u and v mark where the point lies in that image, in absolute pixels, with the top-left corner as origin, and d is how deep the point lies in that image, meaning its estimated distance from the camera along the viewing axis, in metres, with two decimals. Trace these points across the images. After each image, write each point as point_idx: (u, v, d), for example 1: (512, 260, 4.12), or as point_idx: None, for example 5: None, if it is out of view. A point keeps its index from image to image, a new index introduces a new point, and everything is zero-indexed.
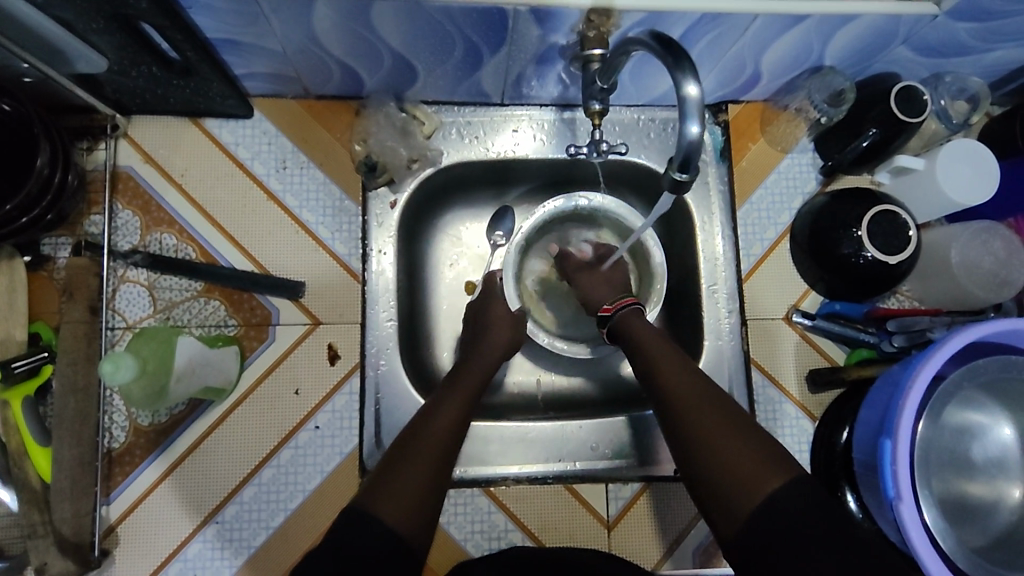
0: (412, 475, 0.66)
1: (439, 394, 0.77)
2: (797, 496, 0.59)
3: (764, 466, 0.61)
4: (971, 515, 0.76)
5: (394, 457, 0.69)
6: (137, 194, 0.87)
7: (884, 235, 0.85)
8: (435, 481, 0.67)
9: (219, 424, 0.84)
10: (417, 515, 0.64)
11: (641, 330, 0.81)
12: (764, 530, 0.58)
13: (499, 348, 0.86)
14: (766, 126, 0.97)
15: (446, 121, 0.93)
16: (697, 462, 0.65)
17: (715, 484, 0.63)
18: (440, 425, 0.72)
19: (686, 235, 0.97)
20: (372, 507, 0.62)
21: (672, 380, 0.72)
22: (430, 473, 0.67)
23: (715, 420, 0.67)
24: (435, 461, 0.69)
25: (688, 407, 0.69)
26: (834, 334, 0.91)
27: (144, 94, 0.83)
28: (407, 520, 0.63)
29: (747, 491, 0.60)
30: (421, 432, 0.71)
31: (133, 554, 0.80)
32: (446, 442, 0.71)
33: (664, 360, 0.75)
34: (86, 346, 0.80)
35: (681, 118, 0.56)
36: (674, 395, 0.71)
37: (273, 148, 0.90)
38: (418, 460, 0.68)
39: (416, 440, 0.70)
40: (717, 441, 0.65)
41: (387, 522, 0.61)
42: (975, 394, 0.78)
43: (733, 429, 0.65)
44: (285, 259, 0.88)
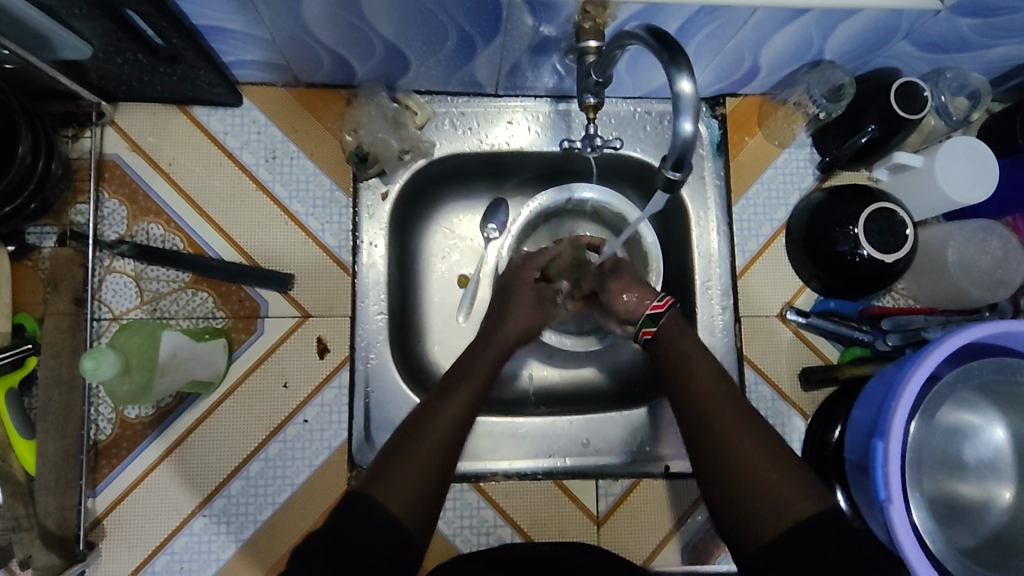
0: (418, 465, 0.63)
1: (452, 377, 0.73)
2: (826, 520, 0.57)
3: (787, 482, 0.60)
4: (960, 515, 0.76)
5: (400, 443, 0.65)
6: (123, 182, 0.86)
7: (881, 233, 0.84)
8: (443, 470, 0.64)
9: (207, 417, 0.83)
10: (420, 507, 0.61)
11: (675, 333, 0.77)
12: (795, 546, 0.56)
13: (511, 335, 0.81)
14: (763, 120, 0.95)
15: (439, 111, 0.91)
16: (723, 472, 0.63)
17: (740, 497, 0.61)
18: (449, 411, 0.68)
19: (681, 230, 0.96)
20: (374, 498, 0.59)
21: (703, 388, 0.69)
22: (438, 462, 0.64)
23: (744, 431, 0.64)
24: (444, 451, 0.65)
25: (717, 415, 0.66)
26: (829, 332, 0.90)
27: (130, 81, 0.81)
28: (410, 513, 0.60)
29: (779, 508, 0.58)
30: (430, 417, 0.67)
31: (119, 547, 0.80)
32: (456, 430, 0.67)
33: (692, 363, 0.72)
34: (71, 338, 0.79)
35: (674, 115, 0.55)
36: (702, 401, 0.68)
37: (262, 138, 0.88)
38: (426, 447, 0.64)
39: (423, 424, 0.66)
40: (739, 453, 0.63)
41: (392, 515, 0.58)
42: (968, 394, 0.77)
43: (763, 441, 0.63)
44: (274, 250, 0.87)
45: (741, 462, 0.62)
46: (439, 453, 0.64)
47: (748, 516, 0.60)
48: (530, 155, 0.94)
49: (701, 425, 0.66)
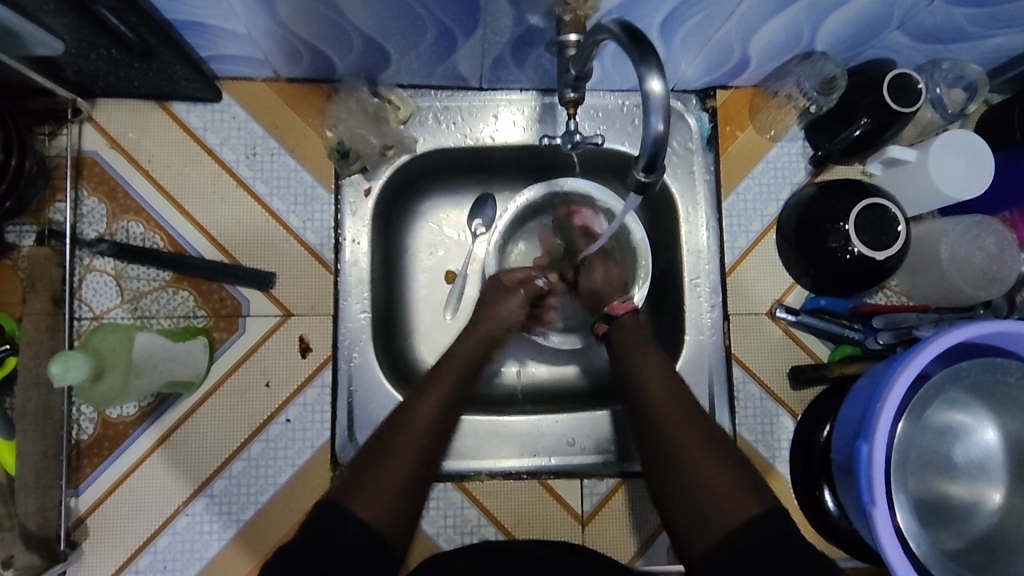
0: (392, 470, 0.66)
1: (427, 380, 0.76)
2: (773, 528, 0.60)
3: (733, 487, 0.63)
4: (948, 516, 0.75)
5: (378, 447, 0.68)
6: (102, 180, 0.85)
7: (871, 229, 0.82)
8: (418, 472, 0.68)
9: (189, 417, 0.82)
10: (394, 509, 0.64)
11: (632, 341, 0.80)
12: (739, 553, 0.59)
13: (484, 339, 0.84)
14: (755, 113, 0.93)
15: (422, 106, 0.90)
16: (673, 481, 0.66)
17: (689, 506, 0.64)
18: (423, 415, 0.71)
19: (669, 226, 0.94)
20: (348, 503, 0.63)
21: (659, 397, 0.72)
22: (413, 467, 0.67)
23: (694, 440, 0.67)
24: (417, 454, 0.69)
25: (671, 425, 0.69)
26: (818, 329, 0.89)
27: (106, 77, 0.80)
28: (384, 516, 0.63)
29: (721, 514, 0.61)
30: (405, 422, 0.71)
31: (102, 546, 0.80)
32: (430, 435, 0.70)
33: (651, 367, 0.75)
34: (49, 338, 0.78)
35: (645, 115, 0.54)
36: (658, 414, 0.70)
37: (243, 134, 0.87)
38: (401, 452, 0.68)
39: (398, 429, 0.70)
40: (689, 459, 0.66)
41: (365, 519, 0.62)
42: (960, 394, 0.75)
43: (710, 448, 0.66)
44: (255, 248, 0.86)
45: (689, 470, 0.65)
46: (414, 457, 0.68)
47: (697, 523, 0.63)
48: (516, 149, 0.93)
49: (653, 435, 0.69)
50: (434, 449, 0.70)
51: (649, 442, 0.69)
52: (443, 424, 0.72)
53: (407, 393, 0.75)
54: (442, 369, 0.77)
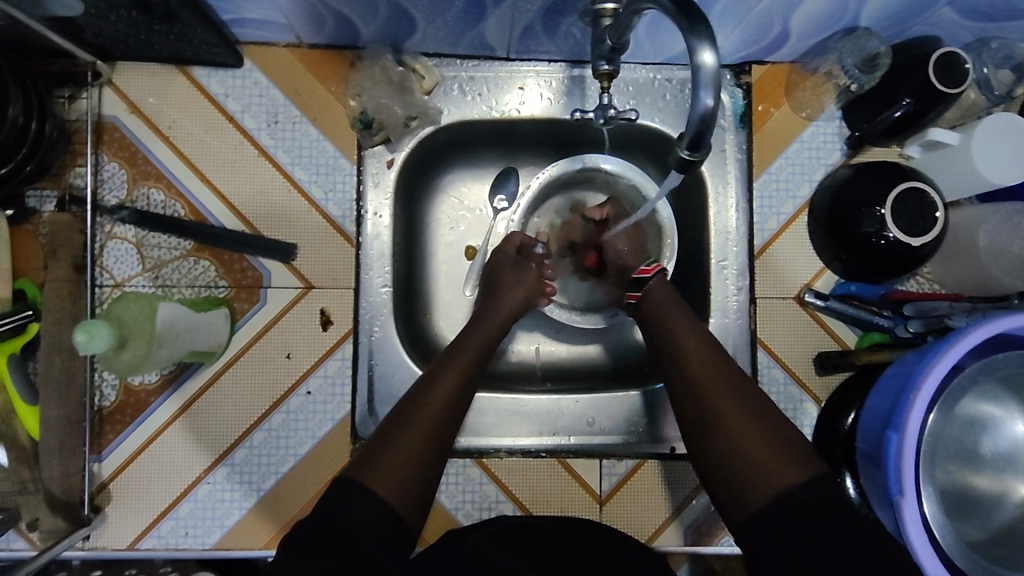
0: (409, 448, 0.67)
1: (443, 359, 0.76)
2: (819, 489, 0.59)
3: (774, 455, 0.62)
4: (973, 508, 0.74)
5: (393, 426, 0.69)
6: (123, 145, 0.84)
7: (908, 215, 0.80)
8: (436, 449, 0.69)
9: (209, 387, 0.82)
10: (411, 489, 0.65)
11: (661, 306, 0.78)
12: (780, 516, 0.58)
13: (501, 319, 0.83)
14: (790, 91, 0.90)
15: (447, 76, 0.88)
16: (711, 442, 0.66)
17: (728, 465, 0.64)
18: (440, 395, 0.71)
19: (698, 206, 0.92)
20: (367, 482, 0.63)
21: (697, 368, 0.70)
22: (430, 445, 0.68)
23: (728, 400, 0.67)
24: (433, 432, 0.69)
25: (707, 394, 0.68)
26: (848, 315, 0.87)
27: (127, 39, 0.78)
28: (401, 496, 0.64)
29: (762, 484, 0.61)
30: (422, 401, 0.71)
31: (124, 511, 0.80)
32: (446, 415, 0.71)
33: (682, 335, 0.74)
34: (71, 305, 0.78)
35: (694, 89, 0.52)
36: (695, 381, 0.69)
37: (264, 101, 0.85)
38: (418, 431, 0.68)
39: (415, 408, 0.70)
40: (731, 429, 0.65)
41: (383, 498, 0.62)
42: (991, 386, 0.74)
43: (749, 417, 0.65)
44: (276, 219, 0.85)
45: (728, 429, 0.65)
46: (429, 435, 0.69)
47: (739, 483, 0.62)
48: (541, 123, 0.90)
49: (691, 405, 0.69)
50: (449, 427, 0.71)
51: (686, 410, 0.69)
52: (460, 403, 0.73)
53: (424, 372, 0.75)
54: (461, 347, 0.78)
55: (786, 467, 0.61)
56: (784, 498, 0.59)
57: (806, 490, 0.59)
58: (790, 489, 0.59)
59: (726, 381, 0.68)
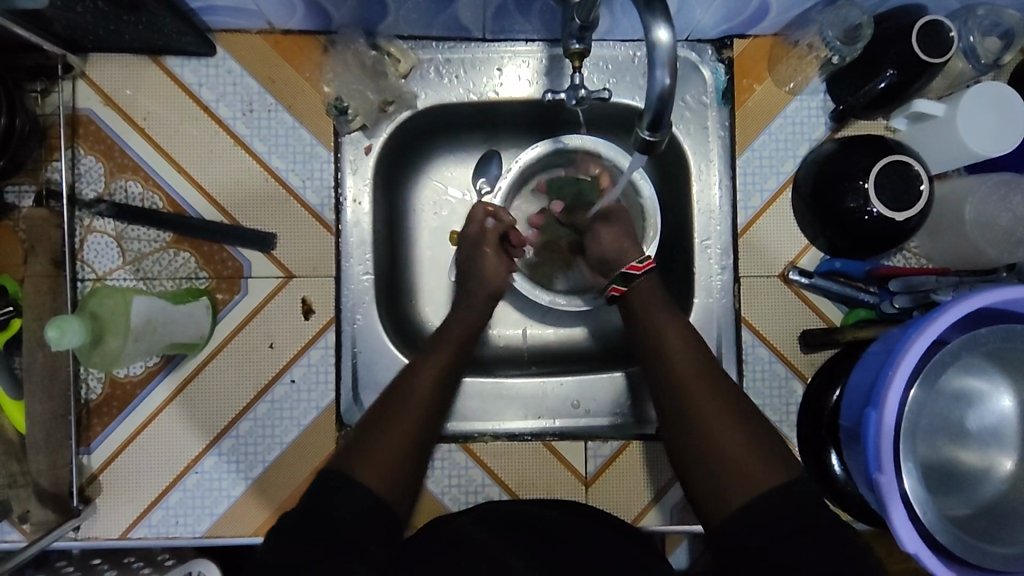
0: (390, 440, 0.69)
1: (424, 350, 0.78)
2: (791, 496, 0.63)
3: (755, 459, 0.66)
4: (958, 482, 0.74)
5: (375, 419, 0.71)
6: (98, 138, 0.83)
7: (893, 188, 0.79)
8: (418, 441, 0.71)
9: (193, 379, 0.83)
10: (394, 481, 0.67)
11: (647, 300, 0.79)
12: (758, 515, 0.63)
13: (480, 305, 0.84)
14: (774, 64, 0.88)
15: (423, 59, 0.87)
16: (697, 444, 0.68)
17: (713, 469, 0.67)
18: (423, 385, 0.73)
19: (681, 185, 0.91)
20: (352, 470, 0.66)
21: (682, 364, 0.72)
22: (413, 435, 0.71)
23: (713, 408, 0.69)
24: (416, 421, 0.71)
25: (693, 396, 0.70)
26: (832, 292, 0.86)
27: (97, 30, 0.77)
28: (386, 484, 0.66)
29: (744, 484, 0.65)
30: (405, 393, 0.73)
31: (114, 502, 0.81)
32: (431, 408, 0.73)
33: (665, 333, 0.75)
34: (51, 301, 0.77)
35: (650, 68, 0.51)
36: (677, 375, 0.72)
37: (239, 89, 0.84)
38: (399, 424, 0.70)
39: (397, 400, 0.72)
40: (715, 431, 0.68)
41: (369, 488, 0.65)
42: (978, 360, 0.73)
43: (735, 421, 0.68)
44: (255, 209, 0.84)
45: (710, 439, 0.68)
46: (414, 430, 0.71)
47: (718, 487, 0.66)
48: (521, 104, 0.89)
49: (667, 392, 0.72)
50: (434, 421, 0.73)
51: (667, 398, 0.72)
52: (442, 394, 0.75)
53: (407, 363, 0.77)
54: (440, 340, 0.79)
55: (767, 483, 0.64)
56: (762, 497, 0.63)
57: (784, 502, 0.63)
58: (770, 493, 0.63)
59: (709, 381, 0.71)
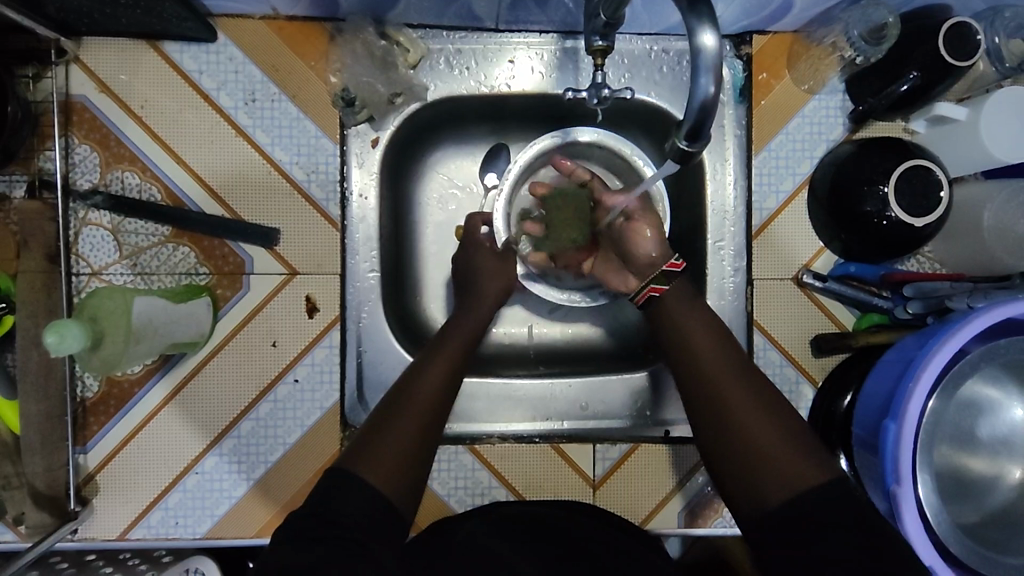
0: (401, 440, 0.65)
1: (427, 352, 0.74)
2: (838, 491, 0.58)
3: (795, 456, 0.61)
4: (967, 491, 0.73)
5: (379, 419, 0.67)
6: (93, 126, 0.79)
7: (911, 193, 0.77)
8: (426, 442, 0.67)
9: (194, 377, 0.80)
10: (406, 480, 0.64)
11: (666, 294, 0.75)
12: (802, 514, 0.58)
13: (484, 308, 0.81)
14: (793, 62, 0.86)
15: (433, 49, 0.84)
16: (728, 439, 0.64)
17: (744, 464, 0.63)
18: (429, 385, 0.70)
19: (694, 183, 0.89)
20: (358, 473, 0.62)
21: (712, 358, 0.68)
22: (422, 436, 0.67)
23: (752, 404, 0.65)
24: (426, 422, 0.68)
25: (725, 391, 0.66)
26: (845, 296, 0.85)
27: (92, 13, 0.73)
28: (392, 486, 0.63)
29: (782, 483, 0.60)
30: (407, 395, 0.69)
31: (112, 502, 0.79)
32: (432, 409, 0.69)
33: (689, 324, 0.72)
34: (46, 298, 0.74)
35: (693, 75, 0.49)
36: (704, 371, 0.68)
37: (241, 78, 0.81)
38: (410, 423, 0.67)
39: (399, 404, 0.68)
40: (752, 428, 0.63)
41: (377, 489, 0.62)
42: (991, 370, 0.72)
43: (773, 419, 0.64)
44: (257, 203, 0.81)
45: (743, 430, 0.63)
46: (418, 434, 0.67)
47: (754, 485, 0.62)
48: (534, 97, 0.87)
49: (694, 387, 0.68)
50: (439, 419, 0.69)
51: (694, 391, 0.68)
52: (447, 394, 0.71)
53: (408, 366, 0.73)
54: (444, 342, 0.75)
55: (813, 481, 0.59)
56: (803, 495, 0.59)
57: (825, 497, 0.58)
58: (812, 491, 0.59)
59: (742, 376, 0.67)
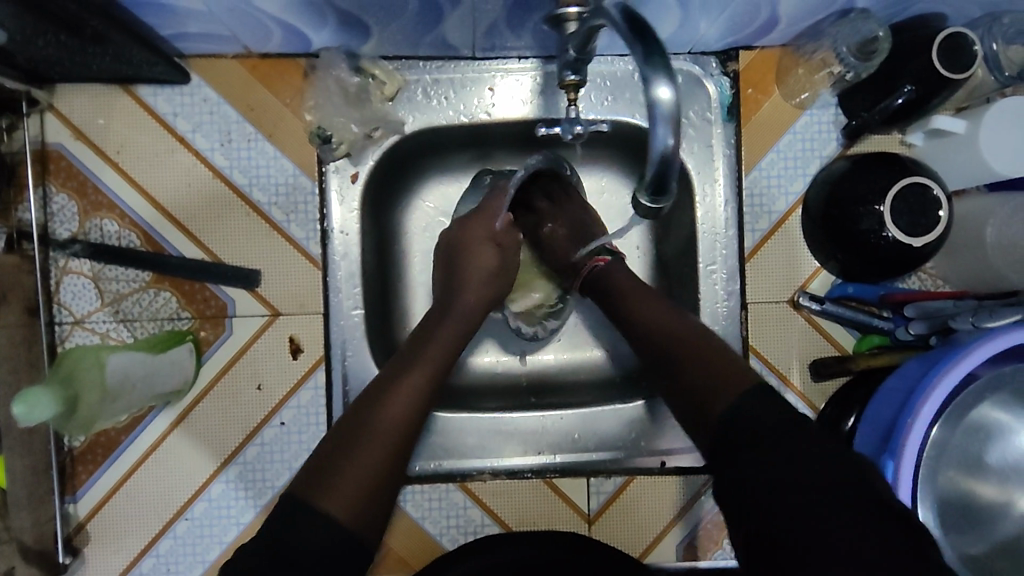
0: (362, 465, 0.60)
1: (398, 364, 0.68)
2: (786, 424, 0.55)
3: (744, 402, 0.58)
4: (974, 518, 0.70)
5: (341, 442, 0.61)
6: (71, 174, 0.79)
7: (909, 212, 0.74)
8: (392, 468, 0.61)
9: (180, 424, 0.80)
10: (367, 506, 0.59)
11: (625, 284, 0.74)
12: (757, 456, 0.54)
13: (468, 314, 0.75)
14: (781, 77, 0.83)
15: (410, 80, 0.82)
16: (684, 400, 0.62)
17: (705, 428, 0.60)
18: (397, 404, 0.64)
19: (684, 200, 0.85)
20: (313, 503, 0.57)
21: (661, 327, 0.67)
22: (386, 459, 0.61)
23: (701, 358, 0.63)
24: (392, 444, 0.62)
25: (676, 352, 0.64)
26: (844, 318, 0.81)
27: (63, 63, 0.72)
28: (352, 517, 0.58)
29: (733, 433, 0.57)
30: (371, 418, 0.63)
31: (103, 551, 0.79)
32: (399, 430, 0.63)
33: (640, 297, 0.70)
34: (28, 351, 0.74)
35: (651, 126, 0.47)
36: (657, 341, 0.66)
37: (216, 118, 0.80)
38: (374, 449, 0.61)
39: (357, 434, 0.61)
40: (701, 381, 0.61)
41: (335, 522, 0.56)
42: (1000, 391, 0.68)
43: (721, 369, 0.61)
44: (237, 245, 0.80)
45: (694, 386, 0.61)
46: (384, 457, 0.61)
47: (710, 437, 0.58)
48: (519, 125, 0.85)
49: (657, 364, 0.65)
50: (408, 442, 0.63)
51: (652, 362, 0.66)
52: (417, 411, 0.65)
53: (372, 381, 0.67)
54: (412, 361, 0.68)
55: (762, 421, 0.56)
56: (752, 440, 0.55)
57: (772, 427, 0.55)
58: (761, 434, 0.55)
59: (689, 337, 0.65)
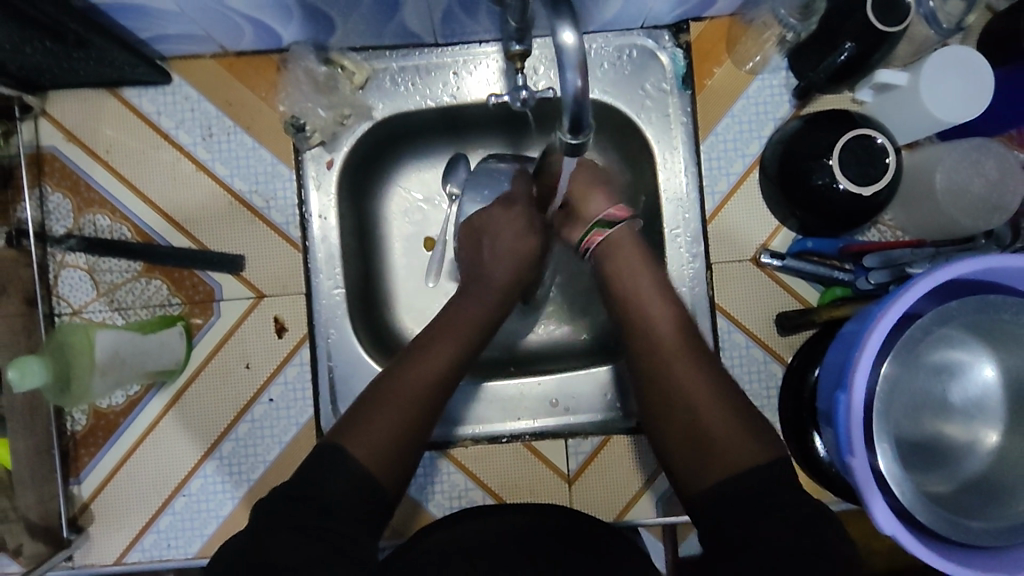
0: (390, 418, 0.68)
1: (427, 336, 0.76)
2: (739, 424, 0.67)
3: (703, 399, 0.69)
4: (940, 458, 0.72)
5: (372, 398, 0.70)
6: (64, 174, 0.84)
7: (858, 163, 0.77)
8: (417, 424, 0.70)
9: (174, 404, 0.84)
10: (392, 457, 0.67)
11: (621, 282, 0.79)
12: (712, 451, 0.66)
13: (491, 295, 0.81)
14: (732, 45, 0.87)
15: (378, 69, 0.86)
16: (658, 389, 0.71)
17: (671, 416, 0.70)
18: (427, 369, 0.72)
19: (648, 171, 0.90)
20: (344, 444, 0.66)
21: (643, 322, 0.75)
22: (414, 415, 0.70)
23: (674, 352, 0.72)
24: (419, 400, 0.71)
25: (653, 343, 0.74)
26: (805, 273, 0.84)
27: (51, 69, 0.78)
28: (378, 462, 0.66)
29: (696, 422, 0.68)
30: (402, 378, 0.71)
31: (106, 529, 0.83)
32: (425, 391, 0.71)
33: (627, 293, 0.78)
34: (27, 339, 0.78)
35: (561, 71, 0.51)
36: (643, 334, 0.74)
37: (197, 115, 0.85)
38: (399, 404, 0.69)
39: (383, 395, 0.70)
40: (672, 374, 0.71)
41: (361, 462, 0.65)
42: (953, 331, 0.70)
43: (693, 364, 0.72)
44: (221, 233, 0.85)
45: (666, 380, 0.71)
46: (411, 412, 0.70)
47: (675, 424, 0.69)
48: (485, 107, 0.89)
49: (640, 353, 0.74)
50: (434, 404, 0.72)
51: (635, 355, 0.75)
52: (444, 377, 0.73)
53: (402, 352, 0.75)
54: (437, 335, 0.75)
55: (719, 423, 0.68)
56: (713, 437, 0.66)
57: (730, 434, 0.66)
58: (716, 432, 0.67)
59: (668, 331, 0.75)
